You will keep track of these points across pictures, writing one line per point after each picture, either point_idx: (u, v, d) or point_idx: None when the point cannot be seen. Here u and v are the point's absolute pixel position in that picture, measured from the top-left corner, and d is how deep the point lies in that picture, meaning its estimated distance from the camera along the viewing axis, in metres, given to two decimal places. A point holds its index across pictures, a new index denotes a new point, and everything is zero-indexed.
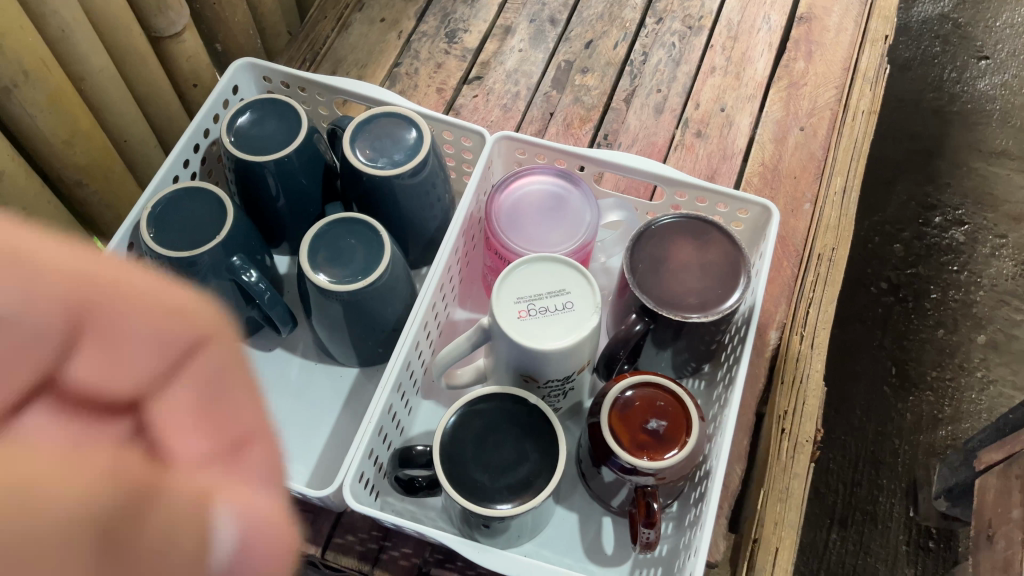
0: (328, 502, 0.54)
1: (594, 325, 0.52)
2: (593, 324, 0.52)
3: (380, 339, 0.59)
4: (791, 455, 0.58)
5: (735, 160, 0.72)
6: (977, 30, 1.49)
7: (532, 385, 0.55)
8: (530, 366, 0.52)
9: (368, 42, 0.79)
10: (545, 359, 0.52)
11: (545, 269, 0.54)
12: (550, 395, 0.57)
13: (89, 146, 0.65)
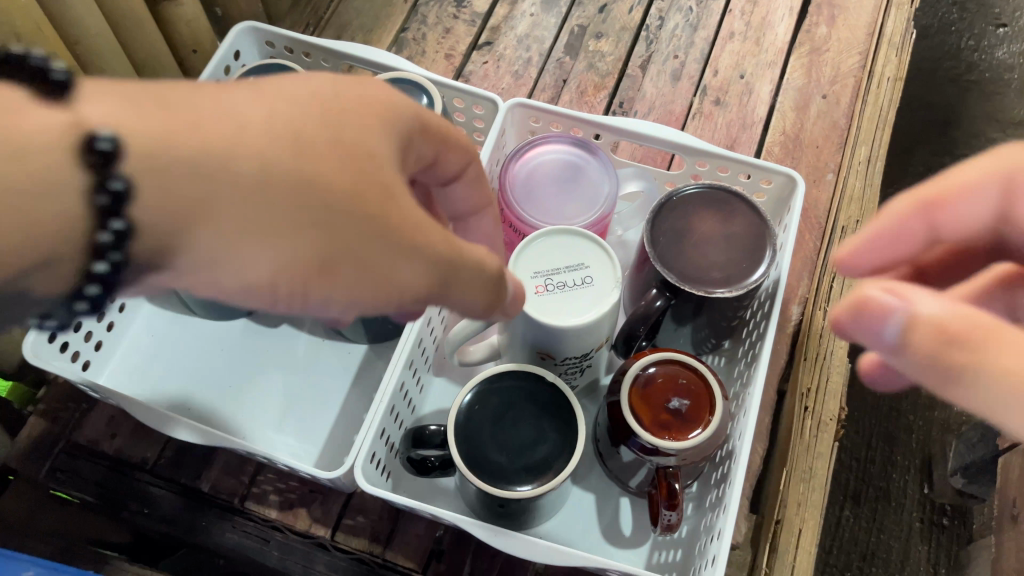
0: (339, 483, 0.52)
1: (615, 301, 0.50)
2: (614, 300, 0.50)
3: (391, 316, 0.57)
4: (814, 434, 0.57)
5: (755, 129, 0.69)
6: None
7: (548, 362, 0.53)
8: (553, 343, 0.50)
9: (374, 7, 0.76)
10: (566, 334, 0.49)
11: (563, 242, 0.52)
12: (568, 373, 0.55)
13: None
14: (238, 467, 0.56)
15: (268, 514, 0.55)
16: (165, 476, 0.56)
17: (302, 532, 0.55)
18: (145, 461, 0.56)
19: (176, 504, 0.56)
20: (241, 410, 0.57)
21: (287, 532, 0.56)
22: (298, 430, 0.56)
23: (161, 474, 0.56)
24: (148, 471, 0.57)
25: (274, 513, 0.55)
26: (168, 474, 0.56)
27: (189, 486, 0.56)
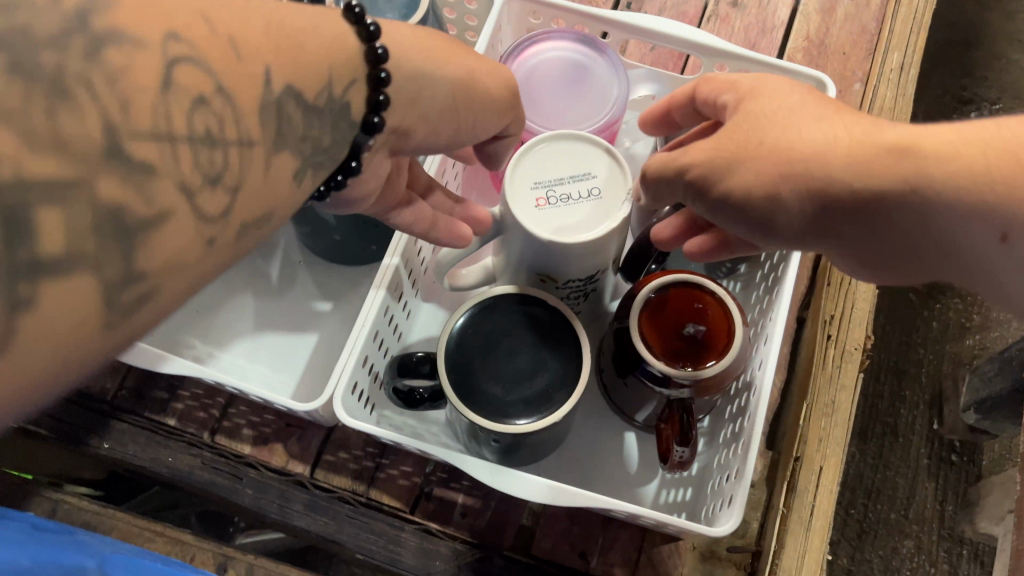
0: (317, 416, 0.47)
1: (626, 214, 0.44)
2: (625, 213, 0.44)
3: (375, 234, 0.51)
4: (837, 365, 0.52)
5: (776, 34, 0.63)
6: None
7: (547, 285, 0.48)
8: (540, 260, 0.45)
9: None
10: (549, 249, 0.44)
11: (577, 147, 0.46)
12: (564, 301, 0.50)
13: None
14: (207, 399, 0.52)
15: (241, 450, 0.51)
16: (126, 409, 0.52)
17: (278, 469, 0.51)
18: (104, 393, 0.52)
19: (138, 440, 0.52)
20: (208, 337, 0.51)
21: (262, 468, 0.51)
22: (272, 360, 0.51)
23: (122, 407, 0.52)
24: (109, 405, 0.53)
25: (248, 450, 0.51)
26: (131, 407, 0.52)
27: (154, 421, 0.52)
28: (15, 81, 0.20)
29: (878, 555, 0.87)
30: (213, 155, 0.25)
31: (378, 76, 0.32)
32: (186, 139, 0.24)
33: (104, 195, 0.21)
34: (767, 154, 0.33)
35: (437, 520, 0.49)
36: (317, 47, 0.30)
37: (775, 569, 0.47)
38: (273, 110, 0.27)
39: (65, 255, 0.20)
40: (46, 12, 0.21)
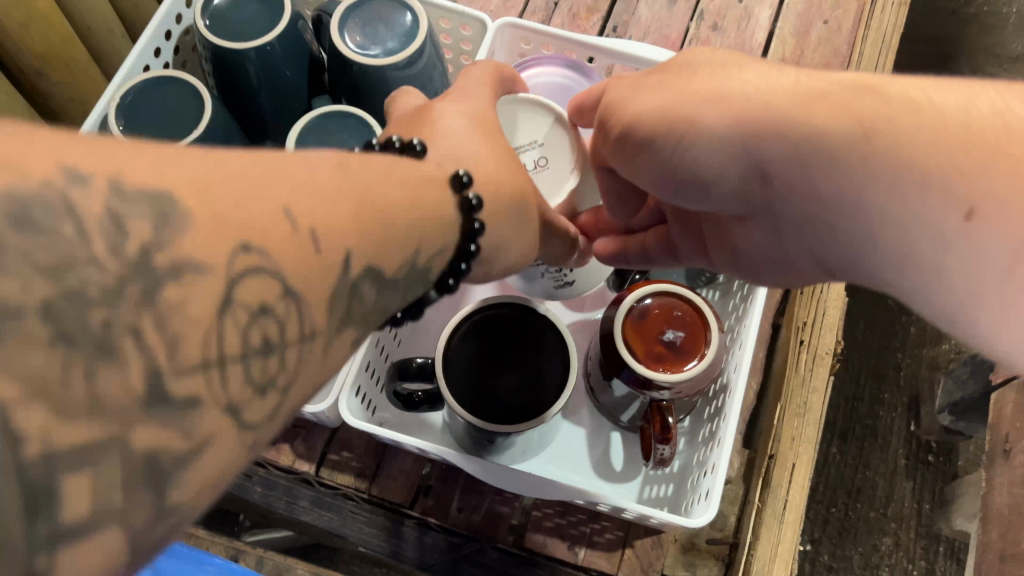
0: (323, 417, 0.51)
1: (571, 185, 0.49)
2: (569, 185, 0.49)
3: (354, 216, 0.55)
4: (809, 368, 0.55)
5: (753, 55, 0.67)
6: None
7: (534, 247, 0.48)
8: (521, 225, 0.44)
9: None
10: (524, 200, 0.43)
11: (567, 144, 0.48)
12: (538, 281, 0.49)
13: (48, 27, 0.56)
14: None
15: None
16: None
17: (286, 468, 0.54)
18: None
19: None
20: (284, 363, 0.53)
21: (270, 468, 0.55)
22: None
23: None
24: None
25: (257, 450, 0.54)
26: None
27: None
28: (54, 352, 0.18)
29: (858, 551, 0.90)
30: (270, 364, 0.23)
31: (471, 227, 0.33)
32: (239, 358, 0.21)
33: (141, 444, 0.19)
34: (696, 103, 0.35)
35: (434, 514, 0.53)
36: (401, 226, 0.29)
37: (750, 557, 0.50)
38: (349, 292, 0.26)
39: (93, 519, 0.18)
40: (105, 266, 0.19)
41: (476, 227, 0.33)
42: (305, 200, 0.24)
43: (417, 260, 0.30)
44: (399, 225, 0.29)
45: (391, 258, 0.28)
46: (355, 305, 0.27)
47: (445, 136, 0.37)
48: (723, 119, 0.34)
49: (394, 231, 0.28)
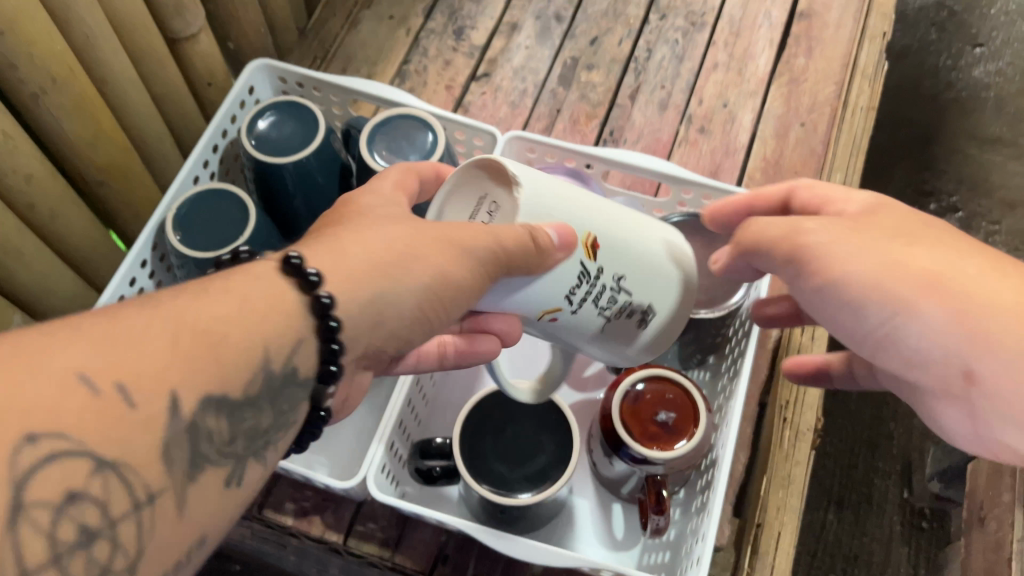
0: (351, 491, 0.56)
1: None
2: None
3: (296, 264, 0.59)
4: (792, 444, 0.61)
5: (737, 155, 0.74)
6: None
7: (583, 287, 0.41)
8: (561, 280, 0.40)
9: (377, 40, 0.82)
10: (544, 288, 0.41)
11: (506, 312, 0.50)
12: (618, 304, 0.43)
13: (110, 145, 0.64)
14: None
15: (285, 521, 0.60)
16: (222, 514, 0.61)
17: (317, 537, 0.59)
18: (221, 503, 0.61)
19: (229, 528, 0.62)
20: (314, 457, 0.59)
21: (303, 538, 0.60)
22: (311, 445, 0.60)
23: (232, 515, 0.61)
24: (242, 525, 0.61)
25: (290, 520, 0.59)
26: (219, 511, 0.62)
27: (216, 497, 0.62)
28: None
29: None
30: (99, 548, 0.25)
31: (327, 326, 0.34)
32: (74, 552, 0.25)
33: None
34: (856, 256, 0.39)
35: None
36: (240, 339, 0.31)
37: None
38: (184, 439, 0.28)
39: None
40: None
41: (325, 306, 0.34)
42: (126, 364, 0.27)
43: (270, 364, 0.32)
44: (235, 339, 0.31)
45: (238, 380, 0.31)
46: (206, 440, 0.30)
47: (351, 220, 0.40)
48: (893, 277, 0.38)
49: (229, 344, 0.30)
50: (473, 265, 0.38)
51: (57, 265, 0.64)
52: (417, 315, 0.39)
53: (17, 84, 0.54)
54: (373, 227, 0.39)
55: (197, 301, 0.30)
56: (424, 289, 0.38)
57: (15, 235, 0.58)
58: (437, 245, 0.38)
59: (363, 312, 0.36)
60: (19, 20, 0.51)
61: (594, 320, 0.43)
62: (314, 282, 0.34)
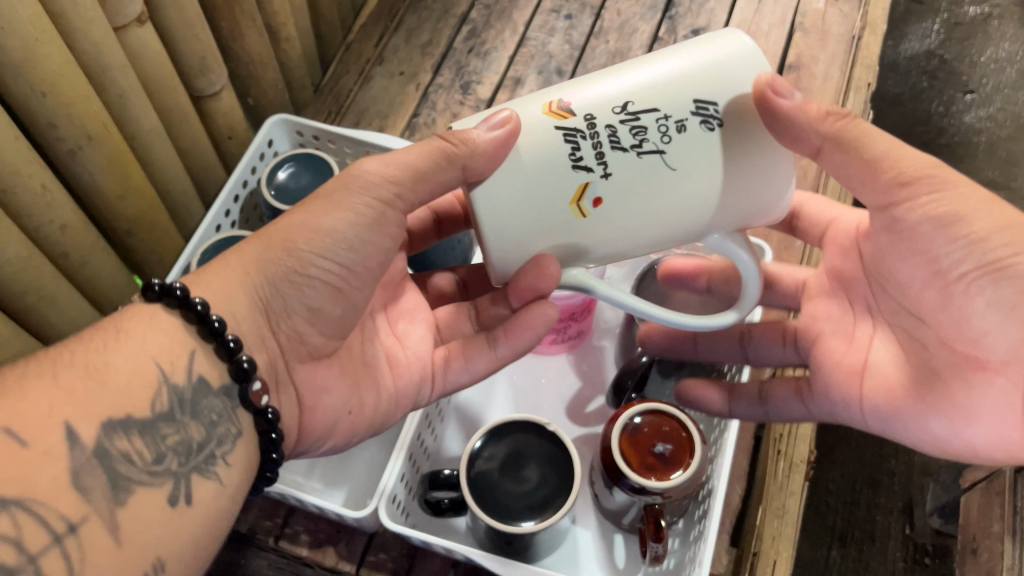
0: (363, 522, 0.59)
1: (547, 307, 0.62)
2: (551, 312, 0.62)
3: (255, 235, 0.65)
4: (786, 475, 0.64)
5: None
6: (980, 37, 1.44)
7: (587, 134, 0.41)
8: (552, 155, 0.42)
9: (388, 95, 0.87)
10: (532, 210, 0.43)
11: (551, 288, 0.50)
12: (654, 137, 0.41)
13: (139, 197, 0.68)
14: (272, 511, 0.64)
15: (300, 552, 0.62)
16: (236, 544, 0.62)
17: (331, 568, 0.62)
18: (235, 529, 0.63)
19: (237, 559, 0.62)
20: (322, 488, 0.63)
21: (317, 568, 0.62)
22: (326, 479, 0.63)
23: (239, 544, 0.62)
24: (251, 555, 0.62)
25: (305, 552, 0.62)
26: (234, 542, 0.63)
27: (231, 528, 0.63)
28: None
29: None
30: None
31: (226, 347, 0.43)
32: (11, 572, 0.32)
33: None
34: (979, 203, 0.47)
35: None
36: (125, 365, 0.40)
37: None
38: (99, 464, 0.36)
39: None
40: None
41: (215, 324, 0.43)
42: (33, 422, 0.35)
43: (170, 379, 0.41)
44: (122, 370, 0.39)
45: (141, 401, 0.39)
46: (125, 461, 0.37)
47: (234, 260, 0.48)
48: (989, 218, 0.46)
49: (116, 372, 0.39)
50: (333, 241, 0.48)
51: (87, 310, 0.68)
52: (293, 301, 0.49)
53: (57, 141, 0.58)
54: (246, 245, 0.48)
55: (71, 346, 0.39)
56: (291, 265, 0.48)
57: (50, 282, 0.62)
58: (285, 245, 0.48)
59: (249, 300, 0.47)
60: (60, 84, 0.56)
61: (646, 158, 0.42)
62: (183, 297, 0.43)
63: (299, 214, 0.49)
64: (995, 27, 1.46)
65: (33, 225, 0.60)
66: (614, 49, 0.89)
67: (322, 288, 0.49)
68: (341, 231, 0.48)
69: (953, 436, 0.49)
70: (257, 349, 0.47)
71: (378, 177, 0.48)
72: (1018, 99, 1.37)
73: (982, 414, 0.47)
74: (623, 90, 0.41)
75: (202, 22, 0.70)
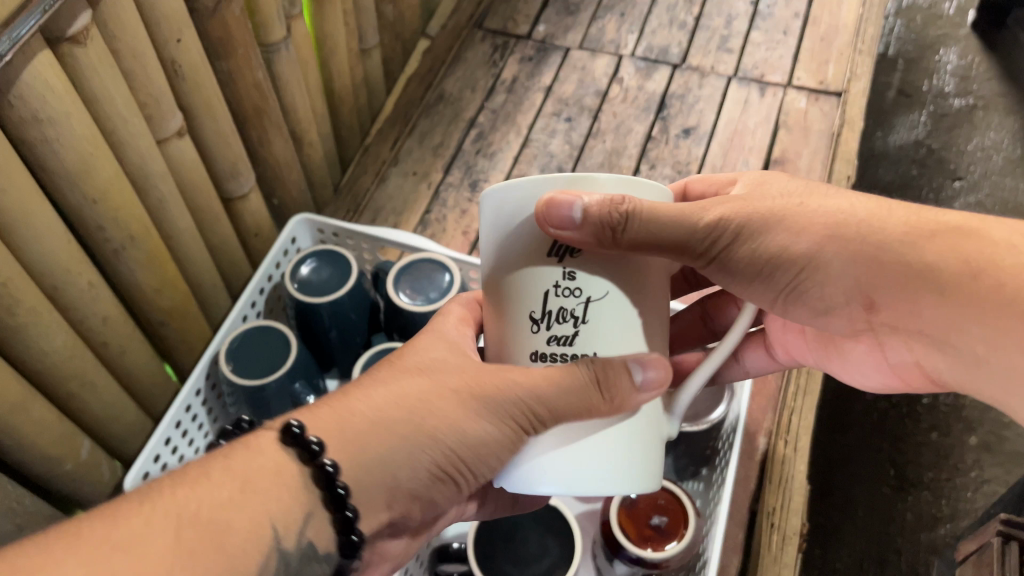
0: None
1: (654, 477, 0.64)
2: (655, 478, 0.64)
3: (304, 360, 0.69)
4: (780, 547, 0.67)
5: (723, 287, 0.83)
6: (966, 127, 1.49)
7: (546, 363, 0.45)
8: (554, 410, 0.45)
9: (403, 193, 0.94)
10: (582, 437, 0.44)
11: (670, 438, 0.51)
12: (572, 302, 0.43)
13: (174, 291, 0.74)
14: None
15: None
16: None
17: None
18: None
19: None
20: None
21: None
22: None
23: None
24: None
25: None
26: None
27: None
28: None
29: None
30: None
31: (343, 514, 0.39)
32: None
33: None
34: (785, 187, 0.51)
35: None
36: (243, 526, 0.36)
37: None
38: None
39: None
40: None
41: (341, 493, 0.39)
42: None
43: (282, 543, 0.37)
44: (238, 528, 0.36)
45: (249, 567, 0.36)
46: None
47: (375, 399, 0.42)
48: (805, 239, 0.49)
49: (232, 530, 0.36)
50: (469, 439, 0.43)
51: (122, 396, 0.73)
52: (417, 486, 0.43)
53: (103, 241, 0.65)
54: (357, 416, 0.41)
55: (195, 491, 0.36)
56: (436, 458, 0.43)
57: (90, 370, 0.67)
58: (409, 421, 0.42)
59: (364, 474, 0.40)
60: (109, 192, 0.62)
61: (591, 319, 0.44)
62: (315, 452, 0.39)
63: (436, 405, 0.43)
64: (981, 118, 1.51)
65: (78, 317, 0.65)
66: (610, 148, 0.96)
67: (454, 481, 0.45)
68: (476, 436, 0.43)
69: (849, 374, 0.59)
70: (369, 511, 0.41)
71: (518, 383, 0.43)
72: (1007, 185, 1.41)
73: (861, 363, 0.57)
74: (523, 316, 0.44)
75: (233, 131, 0.77)
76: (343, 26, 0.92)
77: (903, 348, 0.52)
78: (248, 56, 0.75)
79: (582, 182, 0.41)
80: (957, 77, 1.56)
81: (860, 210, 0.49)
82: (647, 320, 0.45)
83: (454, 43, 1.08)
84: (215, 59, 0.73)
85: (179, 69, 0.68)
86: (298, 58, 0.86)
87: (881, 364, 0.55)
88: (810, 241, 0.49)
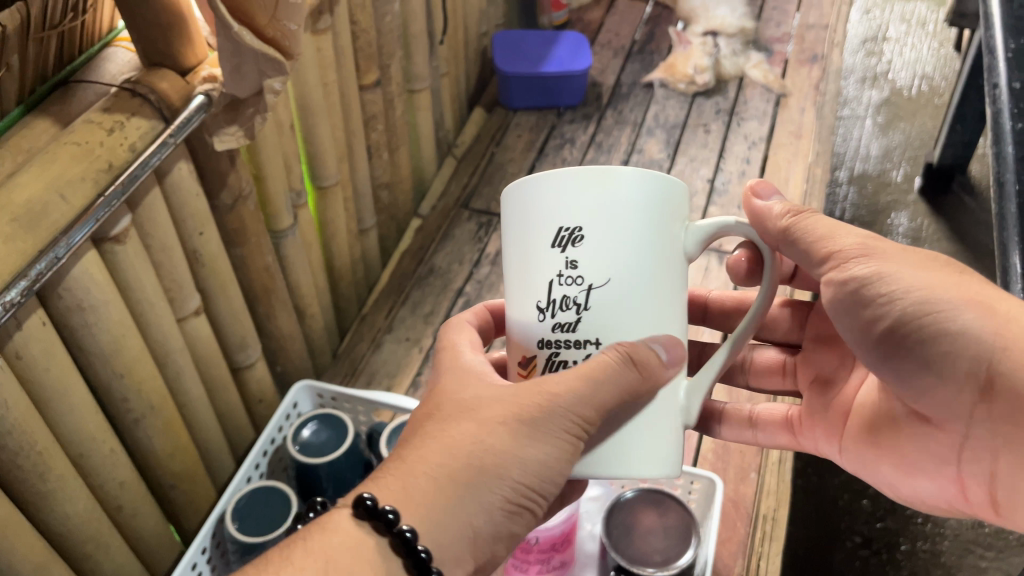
0: None
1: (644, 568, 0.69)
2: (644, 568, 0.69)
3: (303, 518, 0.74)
4: None
5: (692, 439, 0.90)
6: None
7: (552, 350, 0.52)
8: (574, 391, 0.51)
9: (396, 357, 1.02)
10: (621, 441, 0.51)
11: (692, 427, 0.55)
12: (574, 289, 0.50)
13: (186, 455, 0.81)
14: None
15: None
16: None
17: None
18: None
19: None
20: None
21: None
22: None
23: None
24: None
25: None
26: None
27: None
28: None
29: None
30: None
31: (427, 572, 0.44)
32: None
33: None
34: (915, 277, 0.53)
35: None
36: None
37: None
38: None
39: None
40: None
41: (423, 555, 0.44)
42: None
43: None
44: None
45: None
46: None
47: (423, 460, 0.46)
48: (949, 295, 0.52)
49: None
50: (532, 465, 0.47)
51: (131, 558, 0.78)
52: (494, 525, 0.47)
53: (126, 412, 0.72)
54: (420, 478, 0.46)
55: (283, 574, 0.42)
56: (507, 492, 0.47)
57: (105, 533, 0.72)
58: (473, 467, 0.46)
59: (437, 528, 0.45)
60: (135, 367, 0.70)
61: (592, 305, 0.50)
62: (390, 522, 0.44)
63: (494, 442, 0.47)
64: None
65: (99, 482, 0.72)
66: None
67: (528, 510, 0.49)
68: (535, 460, 0.47)
69: (907, 487, 0.59)
70: (453, 565, 0.46)
71: (565, 396, 0.47)
72: None
73: (931, 476, 0.57)
74: (531, 304, 0.51)
75: (245, 309, 0.86)
76: (343, 211, 1.03)
77: (986, 467, 0.53)
78: (260, 243, 0.85)
79: (590, 178, 0.48)
80: (909, 238, 1.61)
81: (983, 322, 0.51)
82: (648, 312, 0.50)
83: (443, 222, 1.20)
84: (232, 247, 0.83)
85: (199, 256, 0.77)
86: (304, 241, 0.96)
87: (949, 474, 0.56)
88: (987, 329, 0.50)
